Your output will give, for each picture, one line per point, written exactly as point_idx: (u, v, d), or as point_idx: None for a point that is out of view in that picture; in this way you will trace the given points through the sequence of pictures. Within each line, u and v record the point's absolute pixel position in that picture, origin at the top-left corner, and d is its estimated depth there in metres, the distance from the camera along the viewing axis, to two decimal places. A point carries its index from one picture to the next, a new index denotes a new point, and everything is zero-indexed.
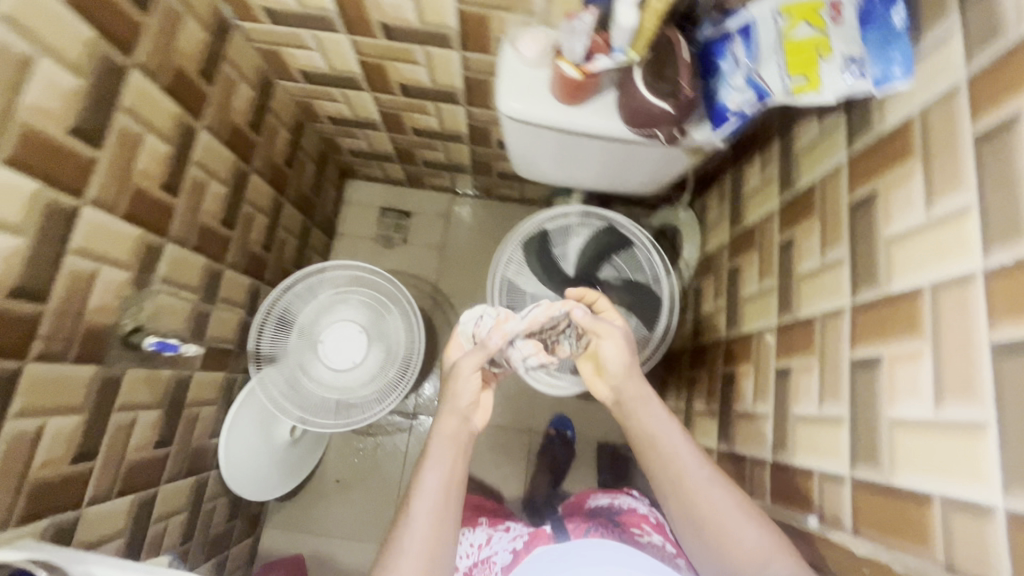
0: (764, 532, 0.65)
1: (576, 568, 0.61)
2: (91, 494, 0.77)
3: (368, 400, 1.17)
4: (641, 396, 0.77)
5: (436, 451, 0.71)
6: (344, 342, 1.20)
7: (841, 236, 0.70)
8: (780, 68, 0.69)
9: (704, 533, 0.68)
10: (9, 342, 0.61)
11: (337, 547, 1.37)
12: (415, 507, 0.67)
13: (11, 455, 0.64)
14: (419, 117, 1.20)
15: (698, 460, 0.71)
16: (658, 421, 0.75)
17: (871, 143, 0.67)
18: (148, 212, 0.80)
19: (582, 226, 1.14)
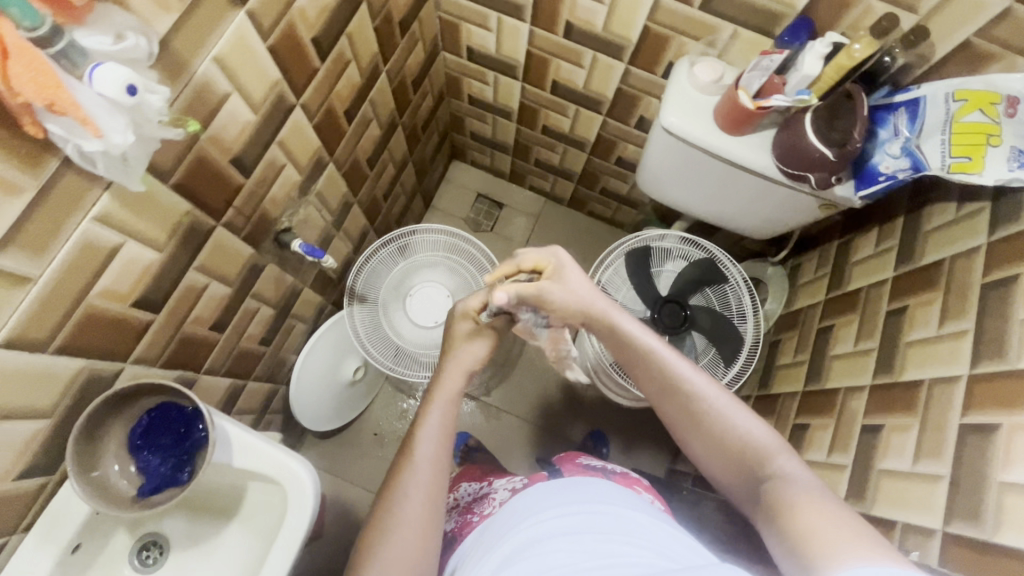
0: (756, 421, 0.65)
1: (576, 503, 0.65)
2: (208, 364, 0.82)
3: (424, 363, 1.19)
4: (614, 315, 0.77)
5: (438, 401, 0.72)
6: (430, 304, 1.21)
7: (968, 310, 0.73)
8: (943, 144, 0.75)
9: (705, 437, 0.67)
10: (216, 204, 0.68)
11: (359, 497, 1.39)
12: (417, 454, 0.66)
13: (181, 305, 0.70)
14: (554, 117, 1.28)
15: (681, 359, 0.71)
16: (633, 326, 0.76)
17: (1018, 232, 0.71)
18: (329, 130, 0.87)
19: (681, 251, 1.20)
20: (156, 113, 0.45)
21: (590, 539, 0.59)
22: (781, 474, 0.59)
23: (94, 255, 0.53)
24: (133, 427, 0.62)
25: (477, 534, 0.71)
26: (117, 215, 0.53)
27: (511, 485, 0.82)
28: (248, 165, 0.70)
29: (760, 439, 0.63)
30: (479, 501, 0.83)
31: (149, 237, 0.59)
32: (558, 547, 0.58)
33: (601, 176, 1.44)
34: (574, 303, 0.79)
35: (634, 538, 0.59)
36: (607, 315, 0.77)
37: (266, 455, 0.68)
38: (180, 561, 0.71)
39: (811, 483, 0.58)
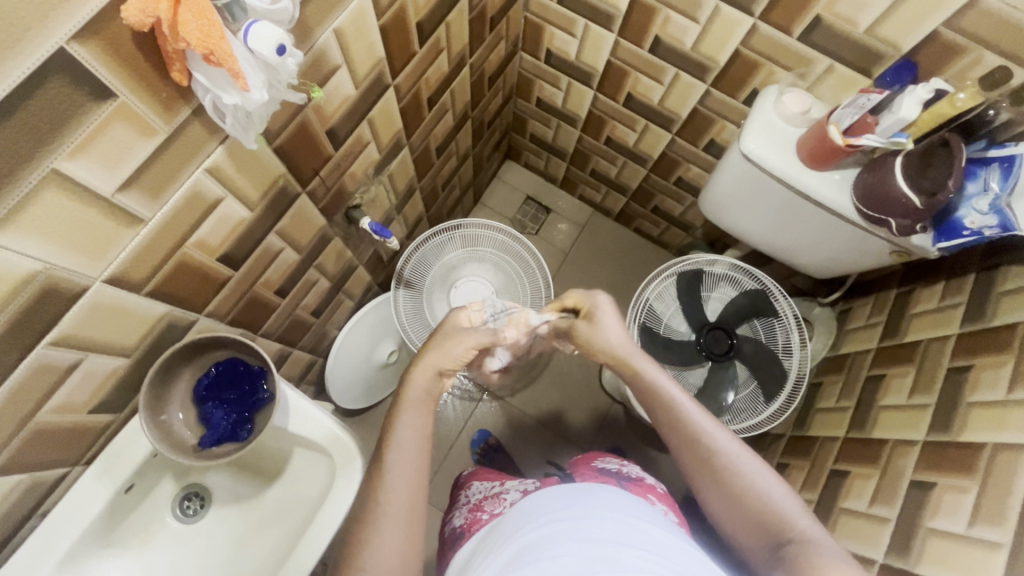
0: (783, 487, 0.62)
1: (591, 505, 0.62)
2: (266, 326, 0.83)
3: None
4: (644, 365, 0.74)
5: (410, 403, 0.64)
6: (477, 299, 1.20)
7: None
8: None
9: (726, 493, 0.63)
10: (306, 171, 0.69)
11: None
12: (392, 462, 0.59)
13: (257, 265, 0.71)
14: (621, 130, 1.27)
15: (703, 413, 0.68)
16: (661, 374, 0.73)
17: None
18: (413, 114, 0.88)
19: (733, 278, 1.17)
20: (289, 76, 0.46)
21: (602, 546, 0.55)
22: (806, 539, 0.57)
23: (197, 206, 0.54)
24: (200, 378, 0.63)
25: (486, 538, 0.68)
26: (224, 169, 0.54)
27: (522, 487, 0.80)
28: (339, 138, 0.71)
29: (784, 500, 0.61)
30: (490, 500, 0.82)
31: (246, 195, 0.60)
32: (564, 553, 0.55)
33: (656, 195, 1.43)
34: (608, 342, 0.77)
35: (646, 552, 0.55)
36: (637, 363, 0.75)
37: (319, 425, 0.68)
38: (221, 515, 0.73)
39: (836, 549, 0.55)
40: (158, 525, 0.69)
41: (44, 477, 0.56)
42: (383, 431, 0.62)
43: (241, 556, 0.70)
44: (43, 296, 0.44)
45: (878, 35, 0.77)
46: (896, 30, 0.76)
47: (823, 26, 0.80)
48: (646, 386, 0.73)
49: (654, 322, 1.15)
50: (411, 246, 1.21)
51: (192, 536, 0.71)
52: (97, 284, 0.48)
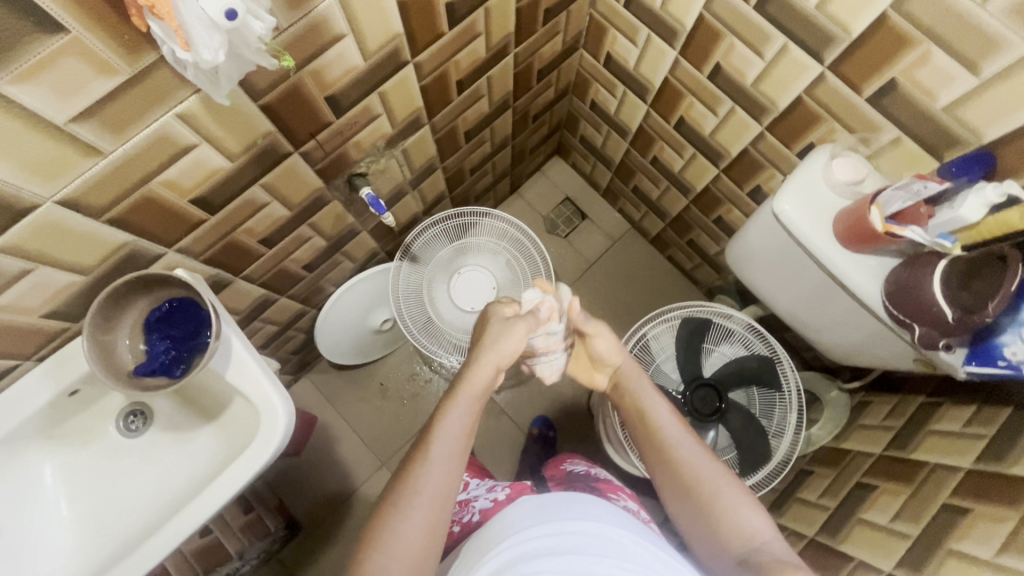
0: (758, 510, 0.63)
1: (563, 518, 0.57)
2: (248, 272, 0.85)
3: (448, 344, 1.18)
4: (635, 377, 0.81)
5: (460, 400, 0.68)
6: (476, 289, 1.18)
7: None
8: None
9: (692, 507, 0.66)
10: (300, 134, 0.69)
11: (344, 432, 1.44)
12: (433, 454, 0.62)
13: (237, 213, 0.72)
14: (668, 153, 1.19)
15: (676, 422, 0.73)
16: (649, 391, 0.79)
17: None
18: (436, 94, 0.86)
19: (744, 338, 1.09)
20: (253, 38, 0.45)
21: (578, 560, 0.51)
22: (768, 548, 0.59)
23: (166, 148, 0.54)
24: (151, 309, 0.65)
25: (470, 542, 0.63)
26: (198, 117, 0.54)
27: (492, 495, 0.76)
28: (341, 106, 0.70)
29: (750, 518, 0.62)
30: (459, 507, 0.77)
31: (224, 146, 0.60)
32: (542, 569, 0.51)
33: (694, 228, 1.34)
34: (615, 354, 0.82)
35: (622, 561, 0.52)
36: (627, 375, 0.81)
37: (254, 380, 0.69)
38: (154, 438, 0.75)
39: (799, 562, 0.56)
40: (98, 431, 0.73)
41: None
42: (433, 424, 0.65)
43: (162, 484, 0.72)
44: None
45: (957, 116, 0.67)
46: (980, 115, 0.65)
47: (897, 91, 0.70)
48: (629, 397, 0.80)
49: (644, 364, 1.09)
50: (419, 229, 1.21)
51: (126, 450, 0.74)
52: (48, 204, 0.50)
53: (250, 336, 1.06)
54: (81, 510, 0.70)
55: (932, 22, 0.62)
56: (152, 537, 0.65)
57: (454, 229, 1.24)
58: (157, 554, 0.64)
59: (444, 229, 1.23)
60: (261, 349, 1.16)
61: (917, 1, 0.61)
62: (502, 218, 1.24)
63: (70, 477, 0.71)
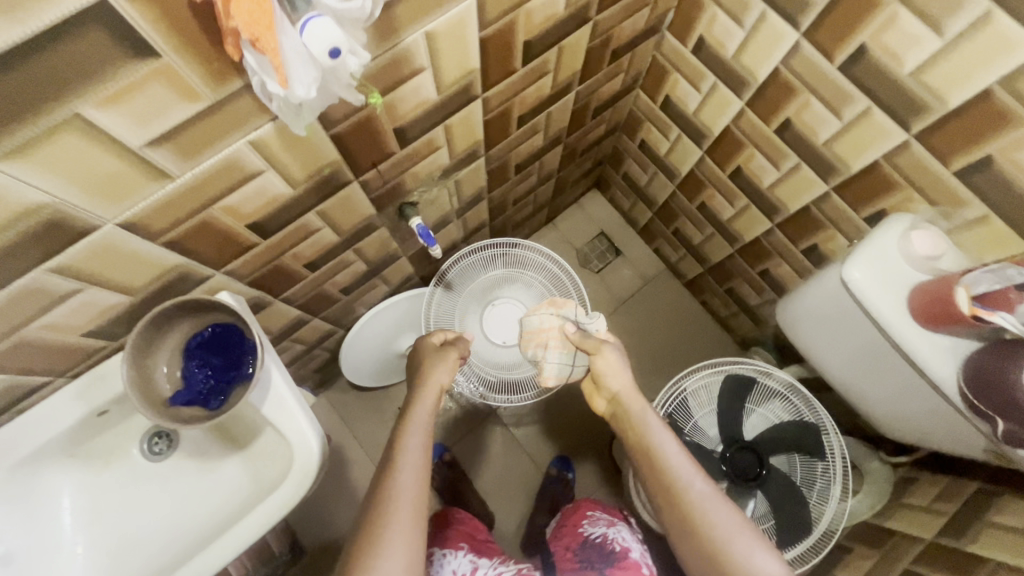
0: (768, 552, 0.66)
1: None
2: (287, 294, 0.82)
3: (474, 379, 1.14)
4: (640, 412, 0.84)
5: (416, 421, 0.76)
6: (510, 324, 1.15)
7: None
8: None
9: (698, 547, 0.69)
10: (363, 163, 0.66)
11: (356, 456, 1.39)
12: (403, 461, 0.68)
13: (288, 238, 0.69)
14: (718, 200, 1.16)
15: (686, 462, 0.76)
16: (658, 428, 0.81)
17: None
18: (498, 128, 0.84)
19: (786, 400, 1.04)
20: (347, 74, 0.43)
21: None
22: None
23: (233, 174, 0.52)
24: (195, 334, 0.62)
25: None
26: (270, 144, 0.52)
27: None
28: (407, 138, 0.68)
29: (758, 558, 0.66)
30: None
31: (289, 173, 0.58)
32: None
33: (736, 277, 1.30)
34: (616, 380, 0.89)
35: None
36: (633, 409, 0.85)
37: (289, 416, 0.65)
38: (178, 463, 0.71)
39: None
40: (123, 452, 0.70)
41: (28, 380, 0.58)
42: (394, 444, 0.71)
43: (183, 516, 0.69)
44: (50, 225, 0.44)
45: None
46: None
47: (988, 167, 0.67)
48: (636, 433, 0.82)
49: (682, 420, 1.04)
50: (456, 258, 1.18)
51: (149, 474, 0.70)
52: (109, 226, 0.47)
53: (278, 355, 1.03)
54: (95, 536, 0.67)
55: None
56: (168, 575, 0.61)
57: (490, 259, 1.20)
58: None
59: (479, 259, 1.20)
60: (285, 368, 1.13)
61: None
62: (539, 252, 1.19)
63: (88, 498, 0.67)
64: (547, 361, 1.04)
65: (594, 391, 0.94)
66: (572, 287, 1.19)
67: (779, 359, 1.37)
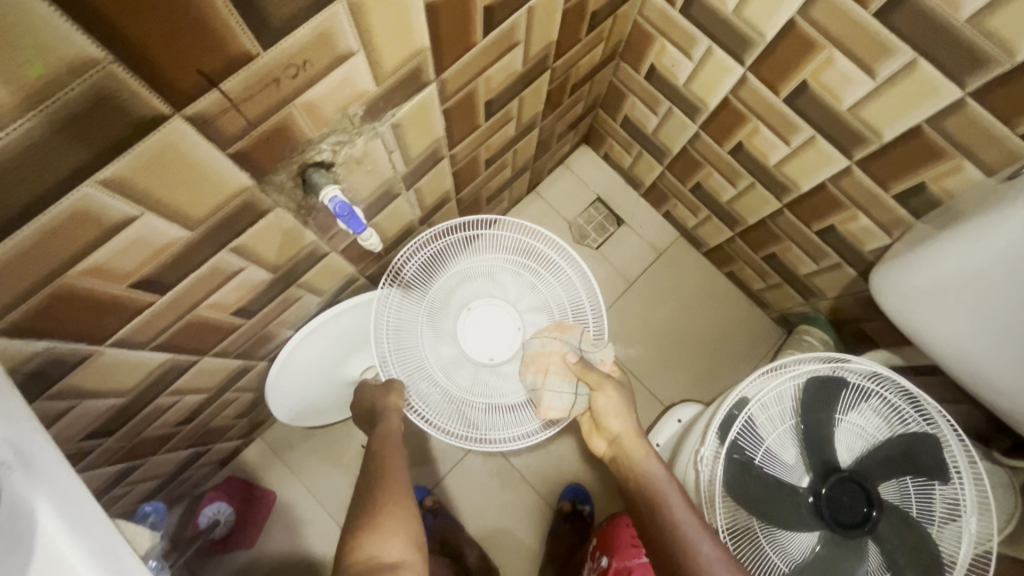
0: None
1: None
2: (122, 336, 0.69)
3: (447, 407, 0.99)
4: (648, 468, 0.89)
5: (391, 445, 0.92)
6: (489, 330, 1.00)
7: None
8: None
9: None
10: (182, 85, 0.49)
11: (312, 513, 1.30)
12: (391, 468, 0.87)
13: (87, 224, 0.53)
14: (763, 139, 1.04)
15: (685, 510, 0.83)
16: (658, 473, 0.88)
17: None
18: (436, 55, 0.71)
19: (889, 402, 0.92)
20: None
21: None
22: None
23: None
24: None
25: None
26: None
27: None
28: (269, 27, 0.50)
29: None
30: None
31: None
32: None
33: (784, 241, 1.22)
34: (619, 426, 0.93)
35: None
36: (641, 465, 0.89)
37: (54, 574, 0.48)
38: None
39: None
40: None
41: None
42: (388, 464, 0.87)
43: None
44: None
45: None
46: None
47: None
48: (644, 488, 0.87)
49: (751, 446, 0.93)
50: (411, 253, 1.02)
51: None
52: None
53: (155, 420, 0.91)
54: None
55: None
56: None
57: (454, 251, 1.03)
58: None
59: (427, 258, 1.03)
60: (181, 426, 1.00)
61: None
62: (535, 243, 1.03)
63: None
64: (547, 389, 0.93)
65: (593, 429, 0.99)
66: (574, 273, 1.04)
67: (835, 338, 1.31)
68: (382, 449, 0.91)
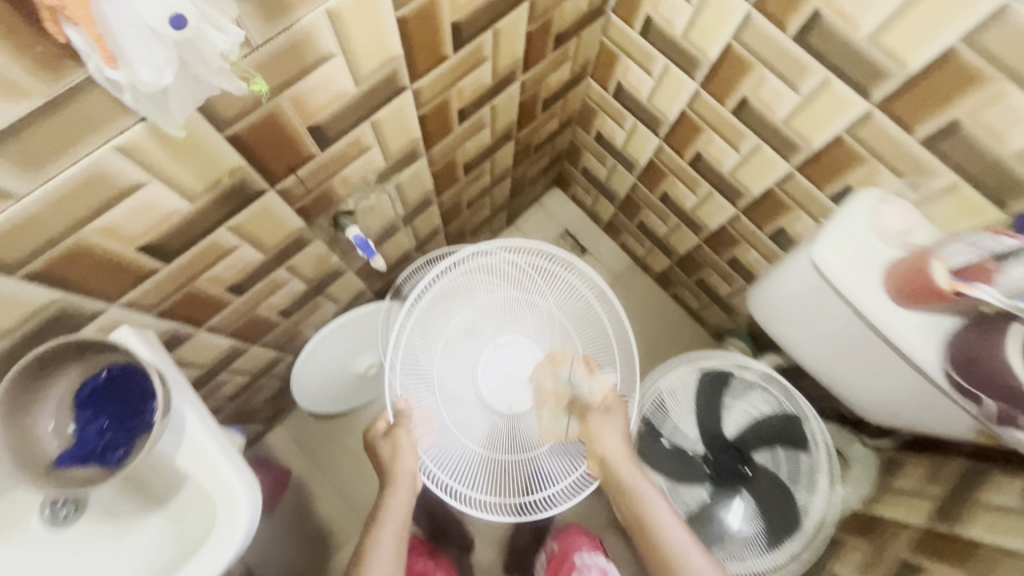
0: None
1: None
2: (214, 321, 0.73)
3: (468, 469, 0.82)
4: (632, 484, 0.79)
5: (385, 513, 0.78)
6: (506, 365, 0.84)
7: None
8: None
9: None
10: (275, 164, 0.57)
11: (289, 515, 1.27)
12: (384, 522, 0.77)
13: (181, 271, 0.59)
14: (679, 189, 1.08)
15: (671, 517, 0.78)
16: (643, 484, 0.80)
17: None
18: (434, 128, 0.77)
19: (765, 390, 0.98)
20: (214, 55, 0.36)
21: None
22: None
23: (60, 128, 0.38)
24: (83, 383, 0.53)
25: None
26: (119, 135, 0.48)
27: None
28: (314, 113, 0.55)
29: None
30: None
31: (163, 171, 0.47)
32: None
33: (705, 267, 1.23)
34: (609, 453, 0.80)
35: None
36: (623, 479, 0.80)
37: (207, 468, 0.57)
38: (88, 529, 0.62)
39: None
40: (18, 521, 0.60)
41: None
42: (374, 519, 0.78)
43: None
44: None
45: None
46: None
47: (957, 133, 0.62)
48: (626, 497, 0.79)
49: (660, 420, 0.99)
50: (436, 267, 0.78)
51: (53, 544, 0.60)
52: None
53: (215, 392, 0.93)
54: None
55: (1008, 59, 0.54)
56: None
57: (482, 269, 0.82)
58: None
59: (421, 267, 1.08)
60: (228, 402, 1.02)
61: (992, 33, 0.53)
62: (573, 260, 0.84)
63: None
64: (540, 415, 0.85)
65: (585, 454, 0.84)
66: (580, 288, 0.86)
67: None
68: (389, 511, 0.78)
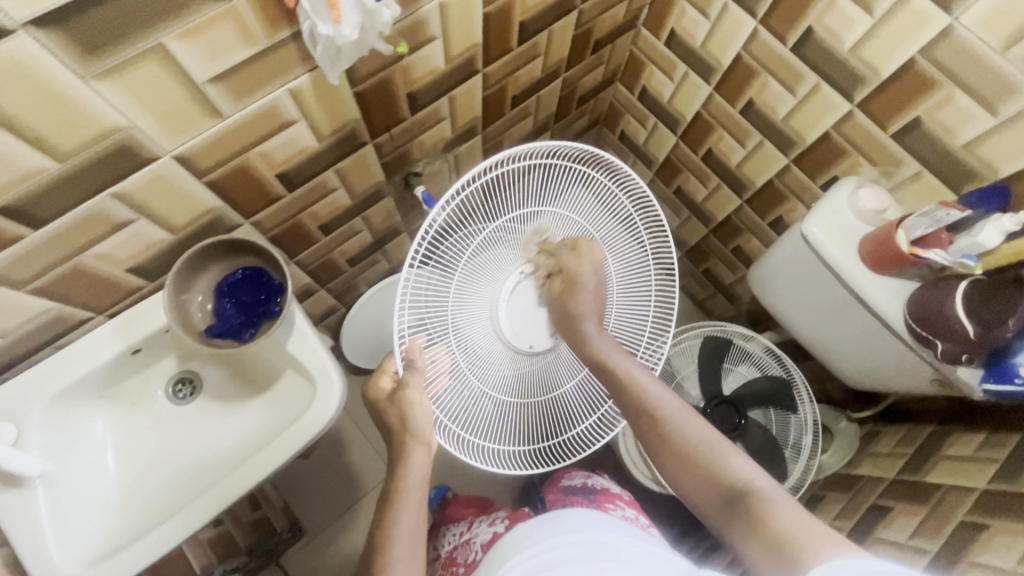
0: (748, 461, 0.61)
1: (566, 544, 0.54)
2: (302, 255, 0.89)
3: (484, 418, 0.75)
4: (616, 361, 0.72)
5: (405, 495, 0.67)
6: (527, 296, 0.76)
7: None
8: None
9: (675, 458, 0.64)
10: (377, 121, 0.73)
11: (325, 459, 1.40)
12: (405, 499, 0.66)
13: (295, 202, 0.75)
14: (692, 182, 1.23)
15: (661, 390, 0.69)
16: (633, 368, 0.72)
17: None
18: (492, 109, 0.93)
19: (761, 360, 1.14)
20: (381, 24, 0.52)
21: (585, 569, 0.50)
22: (762, 492, 0.56)
23: (262, 73, 0.54)
24: (226, 275, 0.69)
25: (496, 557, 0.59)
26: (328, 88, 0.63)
27: (492, 527, 0.81)
28: (411, 83, 0.72)
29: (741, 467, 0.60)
30: (461, 548, 0.81)
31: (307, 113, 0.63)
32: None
33: (711, 256, 1.35)
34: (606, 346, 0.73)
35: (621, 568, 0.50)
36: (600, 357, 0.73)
37: (311, 352, 0.71)
38: (198, 407, 0.76)
39: (782, 496, 0.55)
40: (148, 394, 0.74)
41: (72, 315, 0.63)
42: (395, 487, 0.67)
43: (144, 499, 0.70)
44: (119, 149, 0.50)
45: (975, 152, 0.74)
46: (996, 151, 0.72)
47: (920, 129, 0.77)
48: (605, 373, 0.72)
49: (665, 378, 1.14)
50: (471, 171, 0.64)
51: (173, 416, 0.75)
52: (166, 157, 0.54)
53: None
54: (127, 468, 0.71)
55: (953, 68, 0.70)
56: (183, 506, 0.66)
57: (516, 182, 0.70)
58: (230, 494, 0.66)
59: None
60: None
61: (941, 47, 0.69)
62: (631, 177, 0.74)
63: (121, 435, 0.72)
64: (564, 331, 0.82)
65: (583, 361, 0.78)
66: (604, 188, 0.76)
67: None
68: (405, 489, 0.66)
